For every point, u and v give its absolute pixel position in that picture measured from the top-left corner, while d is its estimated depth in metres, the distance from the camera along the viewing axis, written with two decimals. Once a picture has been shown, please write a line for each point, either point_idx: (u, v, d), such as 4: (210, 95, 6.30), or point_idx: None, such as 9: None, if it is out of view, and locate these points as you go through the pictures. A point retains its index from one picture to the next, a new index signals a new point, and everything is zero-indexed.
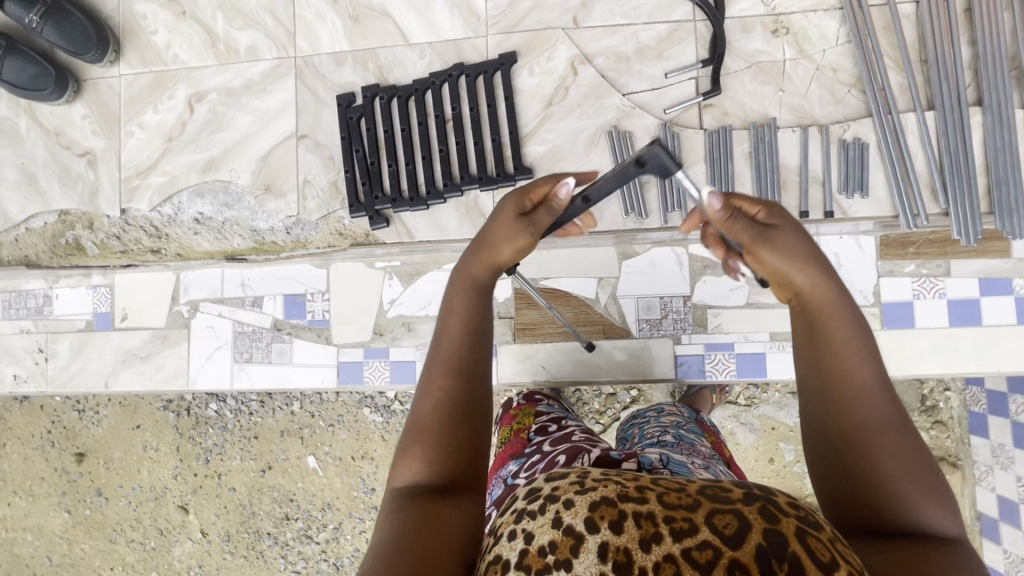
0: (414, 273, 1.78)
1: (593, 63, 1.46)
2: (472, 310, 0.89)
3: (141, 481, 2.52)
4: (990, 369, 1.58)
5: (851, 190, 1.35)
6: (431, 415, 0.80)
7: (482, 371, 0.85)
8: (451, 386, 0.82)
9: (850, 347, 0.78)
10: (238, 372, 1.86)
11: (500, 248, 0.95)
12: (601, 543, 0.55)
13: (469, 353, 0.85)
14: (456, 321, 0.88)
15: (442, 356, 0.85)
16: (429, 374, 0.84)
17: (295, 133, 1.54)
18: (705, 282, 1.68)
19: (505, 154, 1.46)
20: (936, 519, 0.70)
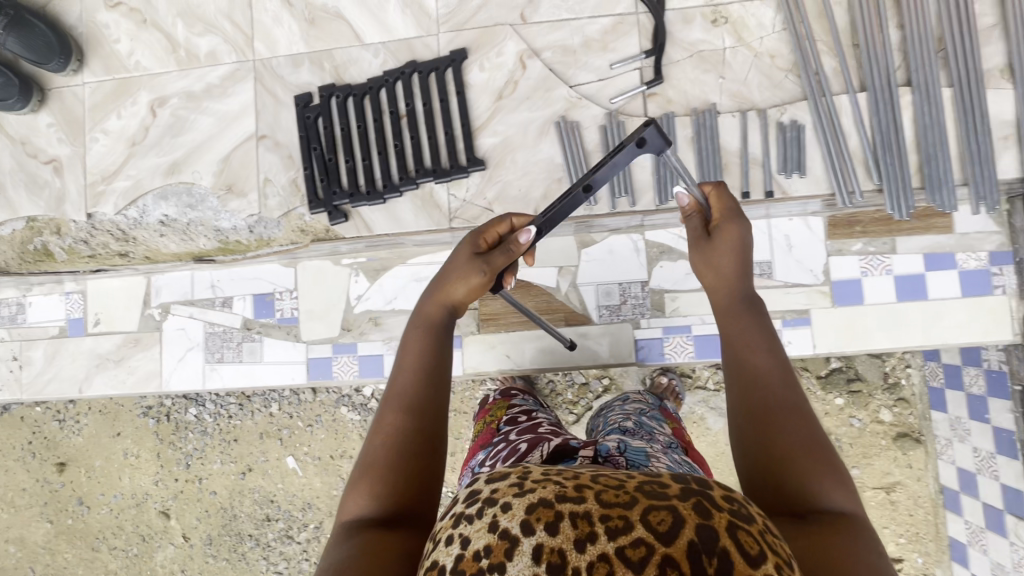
0: (380, 268, 1.82)
1: (540, 57, 1.51)
2: (424, 352, 1.07)
3: (123, 488, 2.53)
4: (937, 341, 1.63)
5: (788, 169, 1.41)
6: (380, 448, 0.95)
7: (432, 408, 1.00)
8: (401, 421, 0.98)
9: (761, 346, 0.99)
10: (209, 372, 1.89)
11: (453, 294, 1.14)
12: (536, 545, 0.53)
13: (419, 392, 1.01)
14: (408, 365, 1.06)
15: (395, 395, 1.01)
16: (381, 413, 1.00)
17: (255, 133, 1.58)
18: (662, 267, 1.73)
19: (458, 147, 1.51)
20: (834, 494, 0.85)
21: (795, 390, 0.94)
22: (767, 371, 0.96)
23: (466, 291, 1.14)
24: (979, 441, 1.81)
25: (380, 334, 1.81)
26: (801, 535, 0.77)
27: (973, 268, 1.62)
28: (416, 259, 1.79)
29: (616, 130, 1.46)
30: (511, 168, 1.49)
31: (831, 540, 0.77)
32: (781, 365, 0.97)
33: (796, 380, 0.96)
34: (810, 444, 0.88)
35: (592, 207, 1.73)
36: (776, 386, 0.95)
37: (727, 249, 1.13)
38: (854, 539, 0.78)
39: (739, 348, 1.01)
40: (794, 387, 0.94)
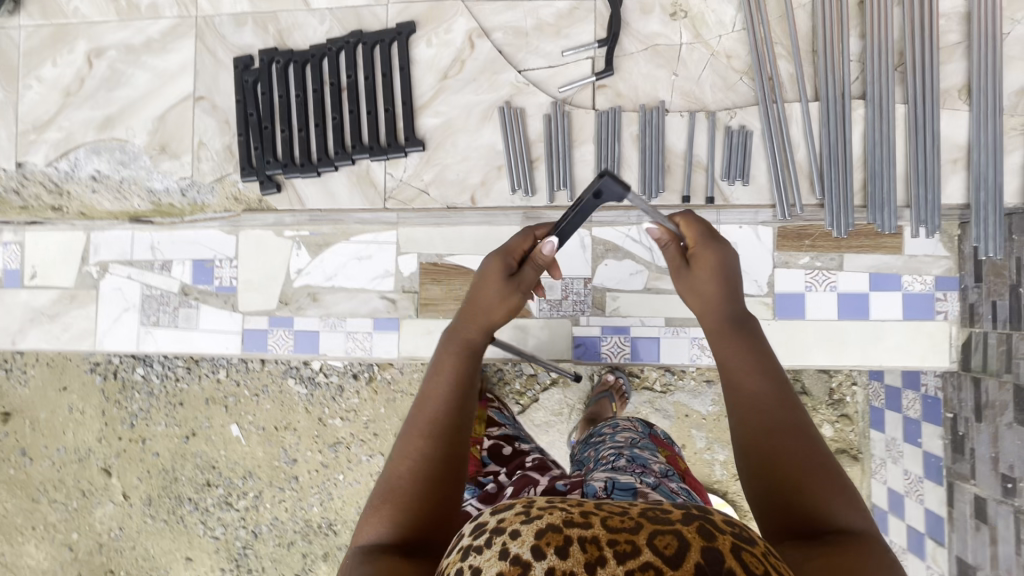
0: (322, 243, 1.78)
1: (491, 38, 1.45)
2: (454, 384, 1.11)
3: (66, 443, 2.52)
4: (874, 362, 1.61)
5: (731, 175, 1.36)
6: (404, 475, 0.98)
7: (456, 440, 1.04)
8: (426, 451, 1.01)
9: (754, 372, 1.03)
10: (144, 335, 1.86)
11: (483, 319, 1.19)
12: (547, 570, 0.50)
13: (447, 419, 1.05)
14: (439, 391, 1.10)
15: (424, 421, 1.05)
16: (407, 438, 1.04)
17: (191, 94, 1.53)
18: (606, 265, 1.69)
19: (399, 125, 1.46)
20: (846, 511, 0.87)
21: (792, 412, 0.98)
22: (765, 399, 0.99)
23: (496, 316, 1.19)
24: (910, 464, 1.79)
25: (317, 310, 1.78)
26: (826, 559, 0.79)
27: (917, 292, 1.60)
28: (358, 236, 1.76)
29: (561, 120, 1.41)
30: (451, 151, 1.44)
31: (852, 558, 0.80)
32: (778, 389, 1.01)
33: (795, 400, 0.99)
34: (814, 466, 0.91)
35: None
36: (777, 412, 0.98)
37: (704, 272, 1.13)
38: (874, 554, 0.81)
39: (731, 374, 1.04)
40: (792, 410, 0.97)
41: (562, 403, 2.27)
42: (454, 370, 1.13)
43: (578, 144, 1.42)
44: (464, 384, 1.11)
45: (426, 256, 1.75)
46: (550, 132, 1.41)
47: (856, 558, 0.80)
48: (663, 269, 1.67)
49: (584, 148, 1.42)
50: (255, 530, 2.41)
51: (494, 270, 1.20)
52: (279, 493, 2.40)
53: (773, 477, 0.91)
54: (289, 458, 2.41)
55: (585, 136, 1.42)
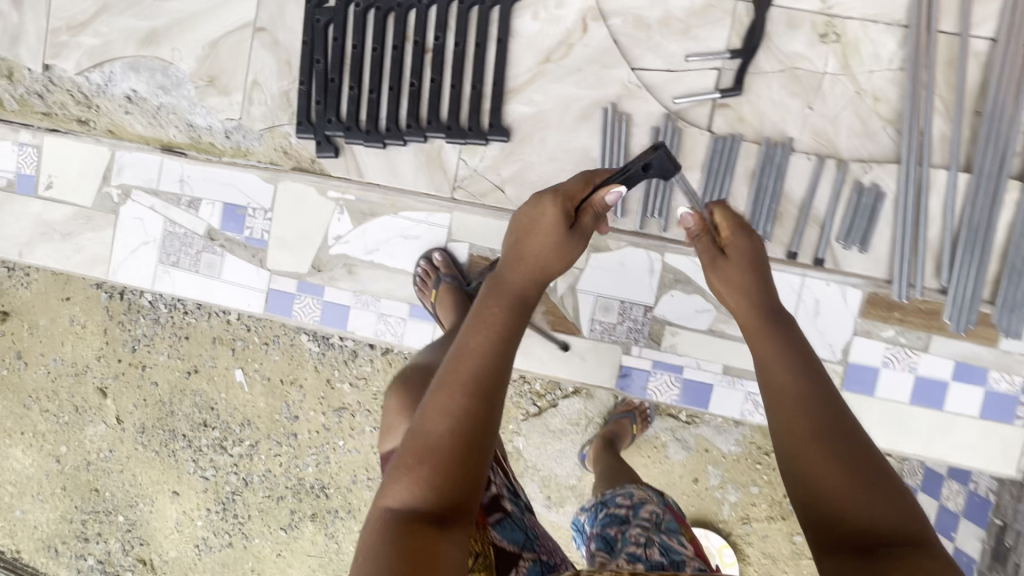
0: (367, 213, 1.62)
1: (607, 23, 1.24)
2: (502, 333, 0.96)
3: (63, 354, 2.43)
4: (935, 455, 1.51)
5: (851, 241, 1.20)
6: (439, 436, 0.86)
7: (497, 397, 0.91)
8: (465, 409, 0.88)
9: (786, 367, 0.91)
10: (161, 275, 1.72)
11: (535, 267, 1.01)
12: None
13: (488, 375, 0.91)
14: (481, 338, 0.94)
15: (461, 373, 0.91)
16: (440, 390, 0.90)
17: (253, 23, 1.50)
18: (671, 296, 1.55)
19: (484, 105, 1.26)
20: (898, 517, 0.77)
21: (833, 410, 0.86)
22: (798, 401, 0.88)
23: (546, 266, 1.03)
24: None
25: (351, 284, 1.64)
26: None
27: (1002, 390, 1.47)
28: (407, 212, 1.59)
29: (670, 138, 1.23)
30: (538, 149, 1.27)
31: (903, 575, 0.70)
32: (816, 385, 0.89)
33: (835, 394, 0.88)
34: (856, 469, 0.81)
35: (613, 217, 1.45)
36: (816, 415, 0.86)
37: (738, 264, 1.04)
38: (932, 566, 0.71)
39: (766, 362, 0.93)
40: (832, 407, 0.86)
41: (581, 413, 2.17)
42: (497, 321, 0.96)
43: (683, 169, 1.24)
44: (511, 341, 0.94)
45: (479, 249, 1.60)
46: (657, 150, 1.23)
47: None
48: None
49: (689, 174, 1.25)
50: (246, 478, 2.37)
51: (551, 223, 1.02)
52: (275, 447, 2.35)
53: (810, 495, 0.82)
54: (290, 414, 2.33)
55: (692, 162, 1.24)
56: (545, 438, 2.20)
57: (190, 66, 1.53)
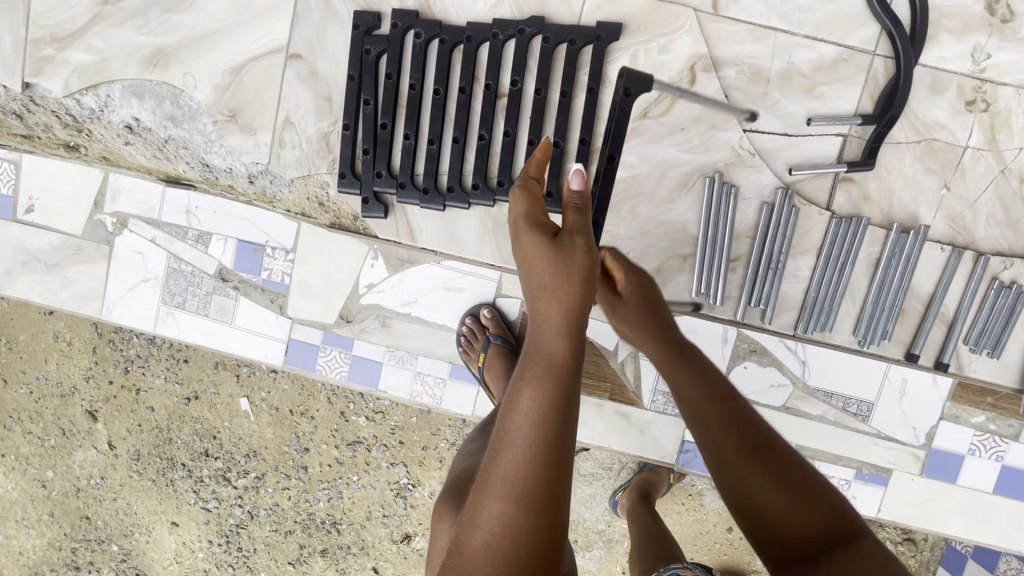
0: (405, 260, 1.40)
1: (719, 74, 1.14)
2: (548, 418, 0.75)
3: (47, 373, 2.21)
4: (1013, 545, 1.41)
5: (981, 347, 1.17)
6: (479, 555, 0.70)
7: (556, 506, 0.72)
8: (510, 520, 0.70)
9: (715, 414, 0.95)
10: (164, 317, 1.51)
11: (553, 318, 0.79)
12: None
13: (538, 478, 0.72)
14: (522, 423, 0.75)
15: (500, 476, 0.73)
16: (480, 493, 0.74)
17: (285, 48, 1.26)
18: (746, 368, 1.38)
19: (567, 163, 1.18)
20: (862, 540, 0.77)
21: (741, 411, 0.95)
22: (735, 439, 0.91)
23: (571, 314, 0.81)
24: None
25: (384, 339, 1.46)
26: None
27: None
28: (451, 261, 1.38)
29: (786, 215, 1.14)
30: (632, 219, 1.19)
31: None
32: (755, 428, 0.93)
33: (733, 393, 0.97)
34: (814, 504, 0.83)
35: (707, 305, 1.22)
36: (758, 453, 0.89)
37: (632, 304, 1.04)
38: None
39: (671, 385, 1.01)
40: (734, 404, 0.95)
41: (613, 457, 2.06)
42: (538, 401, 0.76)
43: (798, 252, 1.16)
44: (556, 426, 0.74)
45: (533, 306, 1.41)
46: (768, 228, 1.14)
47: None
48: (811, 389, 1.39)
49: (804, 257, 1.17)
50: (252, 512, 2.23)
51: (531, 246, 0.83)
52: (283, 480, 2.20)
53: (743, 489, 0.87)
54: (300, 446, 2.17)
55: (808, 245, 1.16)
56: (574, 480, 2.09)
57: (206, 96, 1.30)
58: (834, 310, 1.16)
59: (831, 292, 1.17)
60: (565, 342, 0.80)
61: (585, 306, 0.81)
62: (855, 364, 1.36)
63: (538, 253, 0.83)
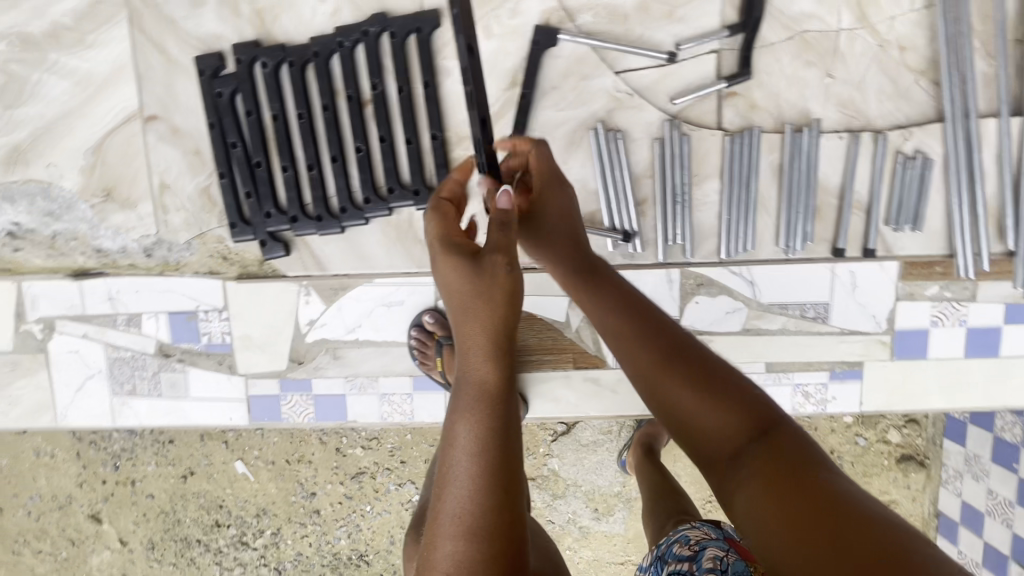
0: (338, 288, 1.38)
1: (576, 23, 1.13)
2: (485, 443, 0.79)
3: (39, 490, 2.19)
4: (998, 402, 1.42)
5: (902, 224, 1.23)
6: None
7: (506, 525, 0.76)
8: (463, 554, 0.74)
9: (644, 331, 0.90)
10: (120, 408, 1.49)
11: (478, 347, 0.83)
12: None
13: (484, 511, 0.75)
14: (460, 456, 0.79)
15: (447, 510, 0.76)
16: (434, 532, 0.77)
17: (140, 111, 1.26)
18: (697, 302, 1.39)
19: (450, 152, 1.17)
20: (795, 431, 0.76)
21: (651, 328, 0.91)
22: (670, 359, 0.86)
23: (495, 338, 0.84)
24: (996, 483, 1.71)
25: (340, 370, 1.44)
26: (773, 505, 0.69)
27: None
28: (384, 278, 1.36)
29: (677, 146, 1.14)
30: None
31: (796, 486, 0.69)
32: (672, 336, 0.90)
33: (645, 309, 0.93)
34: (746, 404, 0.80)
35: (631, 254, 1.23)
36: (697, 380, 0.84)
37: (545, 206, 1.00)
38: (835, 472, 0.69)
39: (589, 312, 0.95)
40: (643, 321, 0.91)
41: (610, 421, 2.07)
42: (474, 433, 0.79)
43: (701, 179, 1.17)
44: (494, 451, 0.78)
45: None
46: (664, 164, 1.14)
47: (822, 500, 0.66)
48: (765, 307, 1.38)
49: (708, 183, 1.18)
50: (278, 567, 2.23)
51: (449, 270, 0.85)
52: (300, 529, 2.19)
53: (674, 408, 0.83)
54: (307, 492, 2.17)
55: (710, 169, 1.17)
56: (580, 452, 2.10)
57: (76, 181, 1.30)
58: (750, 225, 1.17)
59: (745, 210, 1.17)
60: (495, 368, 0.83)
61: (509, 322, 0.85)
62: (801, 271, 1.35)
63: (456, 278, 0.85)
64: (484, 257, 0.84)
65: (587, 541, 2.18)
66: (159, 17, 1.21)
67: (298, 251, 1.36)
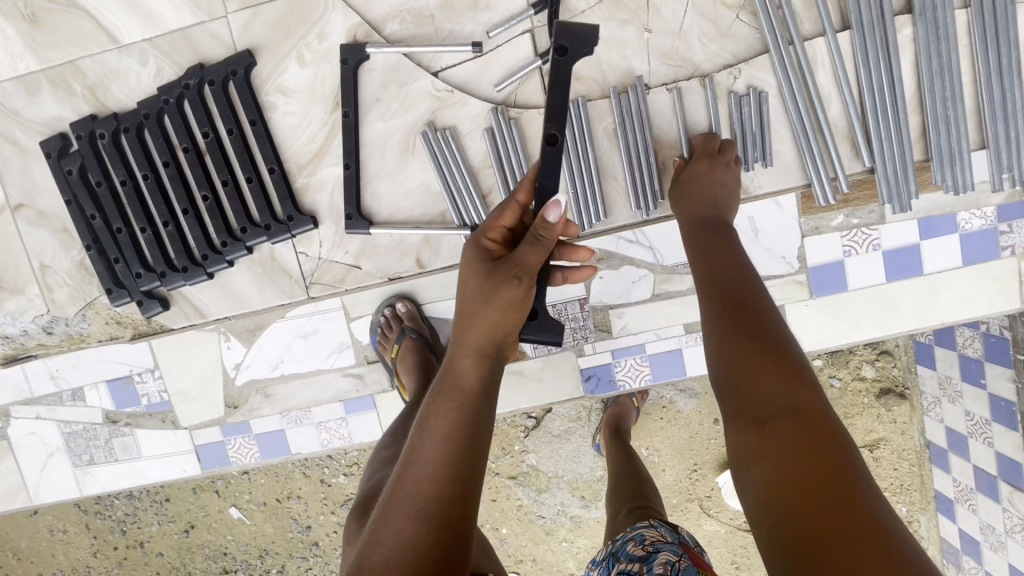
0: (254, 328, 1.42)
1: (384, 33, 1.22)
2: (451, 438, 0.80)
3: (59, 566, 2.31)
4: (933, 320, 1.35)
5: (748, 161, 1.22)
6: (385, 561, 0.75)
7: (459, 518, 0.77)
8: (413, 534, 0.75)
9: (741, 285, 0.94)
10: (84, 478, 1.56)
11: (470, 342, 0.87)
12: None
13: (439, 499, 0.77)
14: (429, 443, 0.80)
15: (405, 494, 0.78)
16: (387, 511, 0.79)
17: (7, 202, 1.34)
18: (601, 278, 1.37)
19: (295, 182, 1.28)
20: (808, 394, 0.79)
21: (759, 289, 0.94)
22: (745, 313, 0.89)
23: (487, 342, 0.88)
24: (972, 403, 1.53)
25: (273, 407, 1.47)
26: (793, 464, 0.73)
27: (977, 230, 1.31)
28: (291, 309, 1.39)
29: (507, 131, 1.21)
30: (380, 203, 1.27)
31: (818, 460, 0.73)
32: (735, 279, 0.94)
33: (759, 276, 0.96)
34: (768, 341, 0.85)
35: None
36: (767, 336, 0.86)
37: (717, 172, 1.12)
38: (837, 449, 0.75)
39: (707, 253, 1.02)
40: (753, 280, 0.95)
41: (577, 407, 2.06)
42: (444, 423, 0.81)
43: None
44: (463, 445, 0.80)
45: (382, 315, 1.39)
46: (498, 151, 1.21)
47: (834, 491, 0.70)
48: (671, 268, 1.35)
49: None
50: None
51: (472, 267, 0.91)
52: (303, 562, 2.25)
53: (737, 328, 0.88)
54: (302, 526, 2.22)
55: None
56: (557, 444, 2.09)
57: None
58: (592, 191, 1.26)
59: (588, 177, 1.25)
60: (479, 368, 0.86)
61: (508, 331, 0.89)
62: None
63: (474, 274, 0.90)
64: (504, 261, 0.89)
65: (583, 529, 2.16)
66: (2, 108, 1.29)
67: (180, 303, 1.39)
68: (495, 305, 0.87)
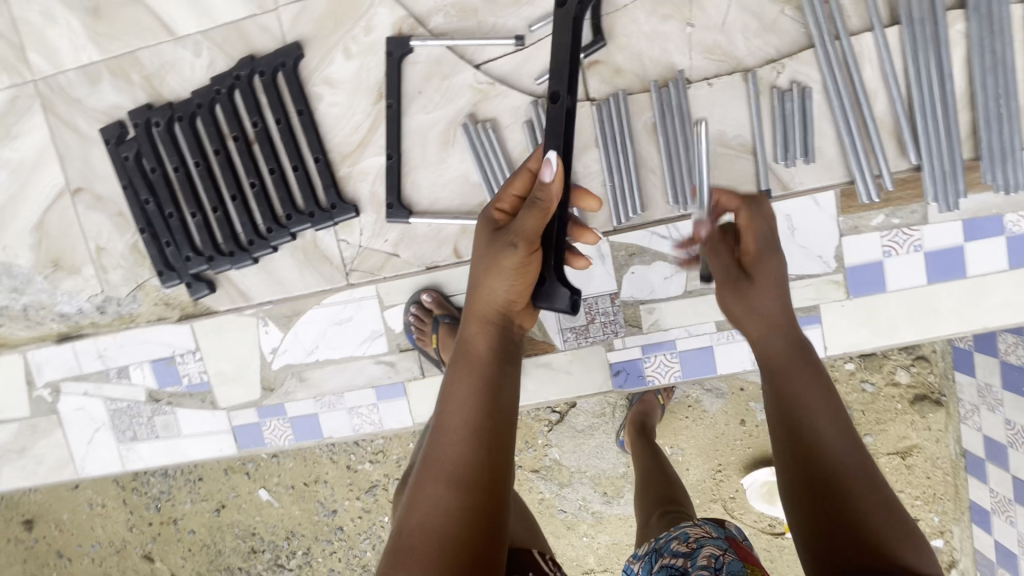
0: (291, 314, 1.45)
1: (428, 26, 1.24)
2: (478, 406, 0.81)
3: (98, 538, 2.41)
4: (976, 324, 1.32)
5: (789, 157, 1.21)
6: (419, 526, 0.75)
7: (491, 483, 0.78)
8: (446, 497, 0.76)
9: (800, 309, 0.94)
10: (127, 453, 1.63)
11: (487, 316, 0.88)
12: None
13: (469, 464, 0.78)
14: (457, 414, 0.81)
15: (436, 459, 0.79)
16: (419, 480, 0.79)
17: (66, 186, 1.40)
18: (633, 272, 1.37)
19: (337, 171, 1.31)
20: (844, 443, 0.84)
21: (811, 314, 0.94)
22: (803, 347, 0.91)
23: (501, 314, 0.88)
24: (1013, 411, 1.49)
25: (308, 391, 1.51)
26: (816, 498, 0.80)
27: None
28: (327, 296, 1.42)
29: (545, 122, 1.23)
30: (418, 193, 1.30)
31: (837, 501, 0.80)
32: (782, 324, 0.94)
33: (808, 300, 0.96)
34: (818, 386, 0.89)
35: None
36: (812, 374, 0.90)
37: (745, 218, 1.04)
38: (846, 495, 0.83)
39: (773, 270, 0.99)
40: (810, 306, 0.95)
41: (602, 403, 2.06)
42: (470, 393, 0.83)
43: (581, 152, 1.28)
44: (489, 414, 0.81)
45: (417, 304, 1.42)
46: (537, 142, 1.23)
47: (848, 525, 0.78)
48: None
49: (589, 153, 1.28)
50: None
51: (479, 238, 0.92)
52: (328, 546, 2.31)
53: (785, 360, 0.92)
54: (328, 510, 2.27)
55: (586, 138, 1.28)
56: (580, 440, 2.10)
57: (30, 257, 1.47)
58: (629, 184, 1.26)
59: (625, 170, 1.26)
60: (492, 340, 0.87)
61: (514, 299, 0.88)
62: None
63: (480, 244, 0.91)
64: (505, 227, 0.89)
65: (604, 525, 2.16)
66: (65, 96, 1.35)
67: (224, 287, 1.44)
68: (498, 272, 0.87)
